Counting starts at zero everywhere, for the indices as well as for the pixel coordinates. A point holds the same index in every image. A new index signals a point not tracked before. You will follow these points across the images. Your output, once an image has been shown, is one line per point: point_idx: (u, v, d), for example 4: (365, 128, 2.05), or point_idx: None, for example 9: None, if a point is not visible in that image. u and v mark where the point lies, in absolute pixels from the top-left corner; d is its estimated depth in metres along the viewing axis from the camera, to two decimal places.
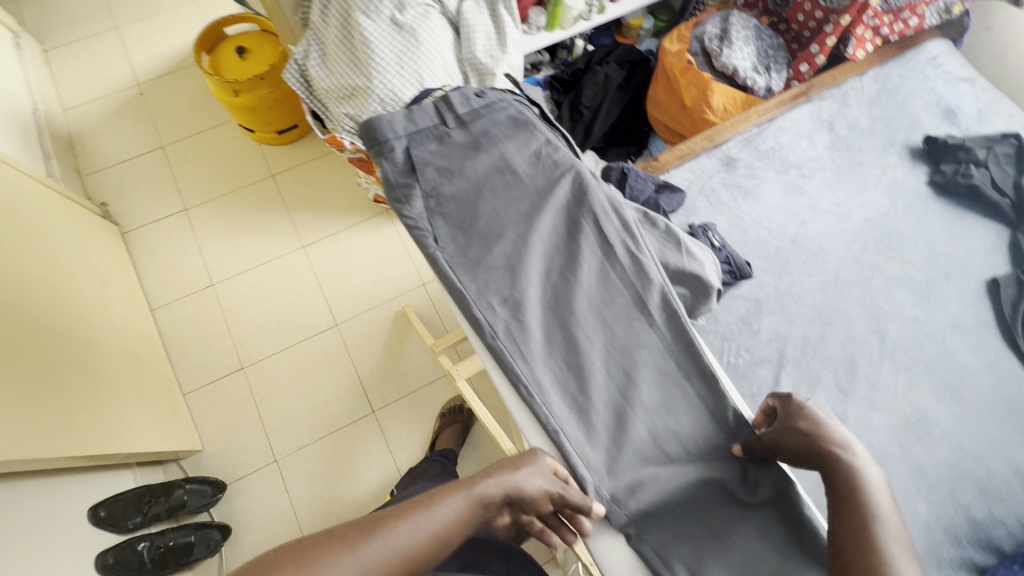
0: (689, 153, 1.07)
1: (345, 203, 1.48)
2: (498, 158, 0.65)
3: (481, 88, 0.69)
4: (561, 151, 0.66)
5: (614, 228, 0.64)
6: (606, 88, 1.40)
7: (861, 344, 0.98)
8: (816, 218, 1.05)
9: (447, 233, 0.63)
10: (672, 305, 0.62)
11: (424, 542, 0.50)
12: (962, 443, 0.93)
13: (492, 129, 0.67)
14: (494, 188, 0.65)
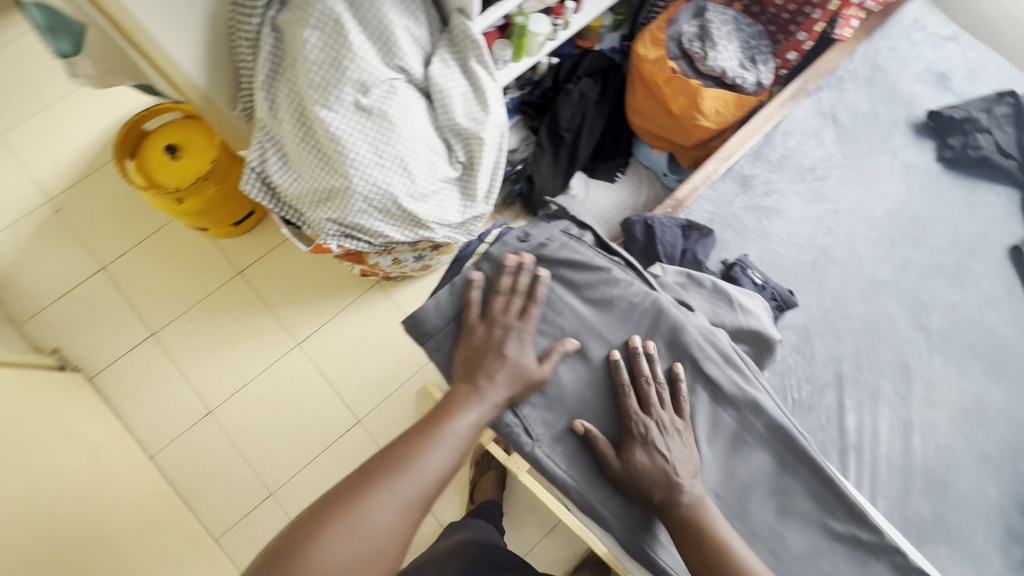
0: (703, 183, 1.02)
1: (330, 285, 1.35)
2: (572, 316, 0.67)
3: (525, 232, 0.70)
4: (635, 291, 0.68)
5: (712, 360, 0.67)
6: (583, 106, 1.29)
7: (909, 344, 0.98)
8: (840, 221, 1.02)
9: (538, 419, 0.64)
10: (786, 425, 0.66)
11: (447, 472, 0.55)
12: (1017, 417, 0.97)
13: (551, 286, 0.68)
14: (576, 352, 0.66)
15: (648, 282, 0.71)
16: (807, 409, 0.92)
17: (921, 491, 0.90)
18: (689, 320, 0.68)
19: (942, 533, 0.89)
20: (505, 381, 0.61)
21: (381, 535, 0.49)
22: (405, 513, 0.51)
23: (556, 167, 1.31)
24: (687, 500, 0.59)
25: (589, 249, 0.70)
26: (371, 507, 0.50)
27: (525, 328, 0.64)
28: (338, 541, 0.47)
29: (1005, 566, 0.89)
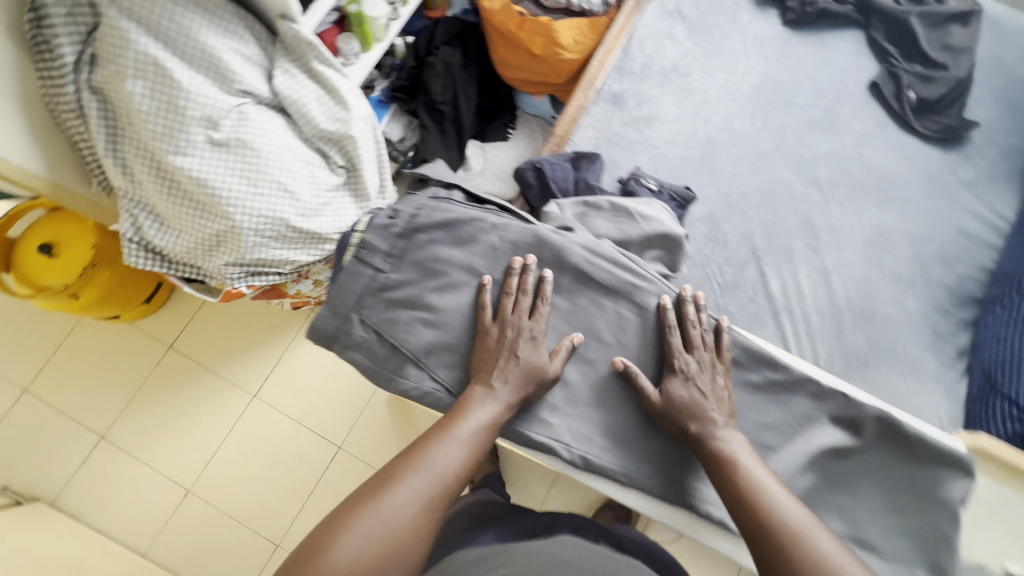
0: (579, 111, 1.03)
1: (267, 327, 1.32)
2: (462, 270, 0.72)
3: (393, 210, 0.74)
4: (513, 230, 0.74)
5: (602, 267, 0.74)
6: (450, 74, 1.28)
7: (807, 200, 1.04)
8: (714, 108, 1.06)
9: (454, 374, 0.70)
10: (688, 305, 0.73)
11: (460, 470, 0.61)
12: (914, 234, 1.06)
13: (434, 251, 0.73)
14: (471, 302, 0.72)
15: (524, 219, 0.77)
16: (734, 289, 0.97)
17: (852, 325, 0.98)
18: (570, 241, 0.74)
19: (878, 355, 0.97)
20: (513, 386, 0.66)
21: (394, 523, 0.55)
22: (415, 501, 0.57)
23: (446, 140, 1.31)
24: (720, 443, 0.64)
25: (459, 206, 0.75)
26: (392, 496, 0.57)
27: (534, 326, 0.69)
28: (355, 529, 0.54)
29: (938, 364, 0.99)
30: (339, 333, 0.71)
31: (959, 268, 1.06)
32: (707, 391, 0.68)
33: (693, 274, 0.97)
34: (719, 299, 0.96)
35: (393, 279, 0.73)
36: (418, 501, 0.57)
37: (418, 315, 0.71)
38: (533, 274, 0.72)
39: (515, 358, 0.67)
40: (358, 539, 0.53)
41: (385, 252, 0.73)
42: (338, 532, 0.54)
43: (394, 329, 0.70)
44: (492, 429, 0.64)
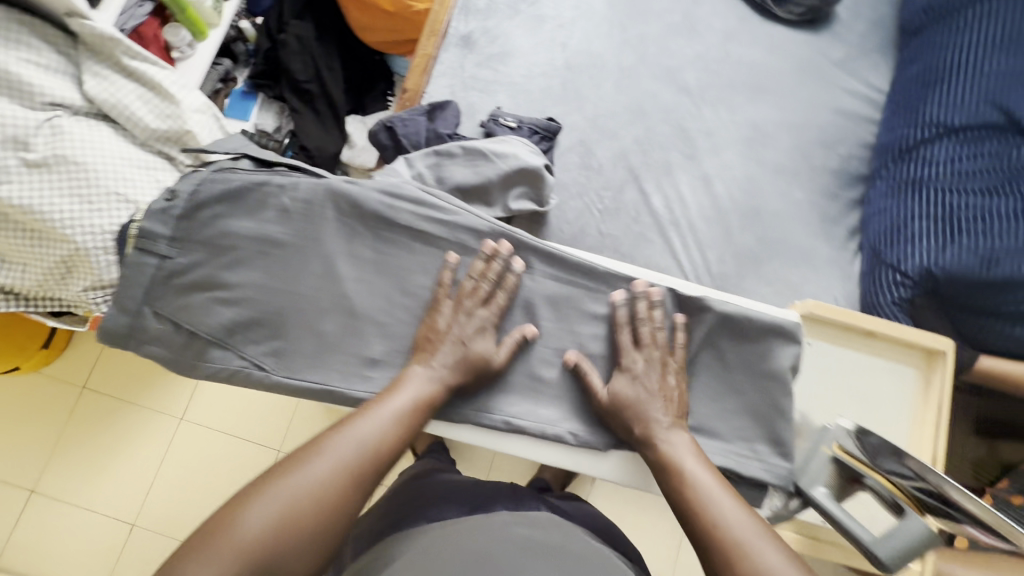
0: (428, 60, 0.99)
1: None
2: (252, 236, 0.60)
3: (167, 190, 0.59)
4: (301, 186, 0.61)
5: (407, 212, 0.63)
6: (307, 49, 1.21)
7: (678, 109, 1.02)
8: (569, 32, 1.02)
9: (265, 352, 0.59)
10: (503, 233, 0.64)
11: (383, 446, 0.53)
12: (793, 122, 1.03)
13: (224, 226, 0.60)
14: (272, 267, 0.60)
15: (318, 173, 0.63)
16: (615, 212, 0.95)
17: (740, 225, 0.97)
18: (367, 186, 0.62)
19: (769, 249, 0.97)
20: (454, 365, 0.59)
21: (306, 499, 0.47)
22: (336, 476, 0.50)
23: (322, 121, 1.24)
24: (662, 446, 0.58)
25: (244, 170, 0.61)
26: (296, 474, 0.49)
27: (489, 316, 0.62)
28: (261, 505, 0.46)
29: (829, 247, 0.98)
30: (133, 335, 0.59)
31: (843, 148, 1.03)
32: (652, 394, 0.60)
33: (571, 205, 0.94)
34: (601, 225, 0.94)
35: (180, 264, 0.59)
36: (339, 476, 0.50)
37: (213, 296, 0.59)
38: (499, 262, 0.63)
39: (462, 343, 0.60)
40: (262, 517, 0.46)
41: (166, 236, 0.58)
42: (240, 510, 0.46)
43: (186, 319, 0.58)
44: (429, 406, 0.57)
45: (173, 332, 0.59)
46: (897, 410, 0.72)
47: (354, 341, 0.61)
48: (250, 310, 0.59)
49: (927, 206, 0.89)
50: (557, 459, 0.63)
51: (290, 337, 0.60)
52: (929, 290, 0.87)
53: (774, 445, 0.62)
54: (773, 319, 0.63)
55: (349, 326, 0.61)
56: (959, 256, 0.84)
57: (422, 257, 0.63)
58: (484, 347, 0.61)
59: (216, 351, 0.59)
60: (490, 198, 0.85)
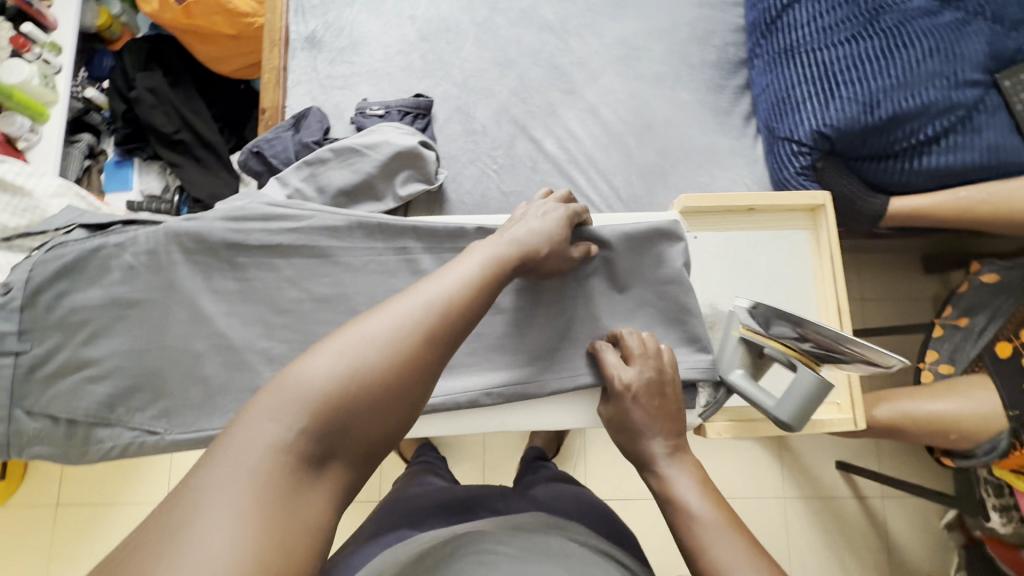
0: (279, 73, 0.94)
1: None
2: (105, 303, 0.58)
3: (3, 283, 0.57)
4: (140, 239, 0.58)
5: (258, 232, 0.59)
6: (163, 99, 1.15)
7: (546, 47, 0.99)
8: (414, 3, 0.99)
9: (160, 414, 0.57)
10: (368, 222, 0.61)
11: (460, 301, 0.44)
12: (661, 25, 1.01)
13: (72, 301, 0.57)
14: (138, 329, 0.58)
15: (156, 220, 0.60)
16: (512, 167, 0.94)
17: (638, 143, 0.96)
18: (210, 217, 0.59)
19: (672, 157, 0.96)
20: (527, 237, 0.53)
21: (375, 352, 0.39)
22: (408, 331, 0.40)
23: (205, 166, 1.18)
24: (661, 475, 0.52)
25: (76, 240, 0.58)
26: (355, 329, 0.40)
27: (557, 206, 0.58)
28: (326, 352, 0.39)
29: (728, 138, 0.97)
30: (12, 441, 0.57)
31: (715, 38, 1.02)
32: (651, 422, 0.55)
33: (465, 174, 0.93)
34: (501, 184, 0.93)
35: (37, 355, 0.57)
36: (411, 328, 0.41)
37: (83, 376, 0.57)
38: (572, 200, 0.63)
39: (532, 223, 0.55)
40: (323, 366, 0.38)
41: (14, 330, 0.57)
42: (300, 360, 0.39)
43: (67, 403, 0.56)
44: (506, 270, 0.49)
45: (56, 424, 0.57)
46: (794, 275, 0.70)
47: (244, 375, 0.58)
48: (127, 378, 0.57)
49: (803, 71, 0.88)
50: (481, 425, 0.65)
51: (174, 392, 0.57)
52: (826, 150, 0.87)
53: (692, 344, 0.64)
54: (647, 226, 0.65)
55: (233, 362, 0.58)
56: (843, 109, 0.84)
57: (293, 270, 0.60)
58: (545, 230, 0.55)
59: (106, 429, 0.56)
60: (378, 191, 0.82)
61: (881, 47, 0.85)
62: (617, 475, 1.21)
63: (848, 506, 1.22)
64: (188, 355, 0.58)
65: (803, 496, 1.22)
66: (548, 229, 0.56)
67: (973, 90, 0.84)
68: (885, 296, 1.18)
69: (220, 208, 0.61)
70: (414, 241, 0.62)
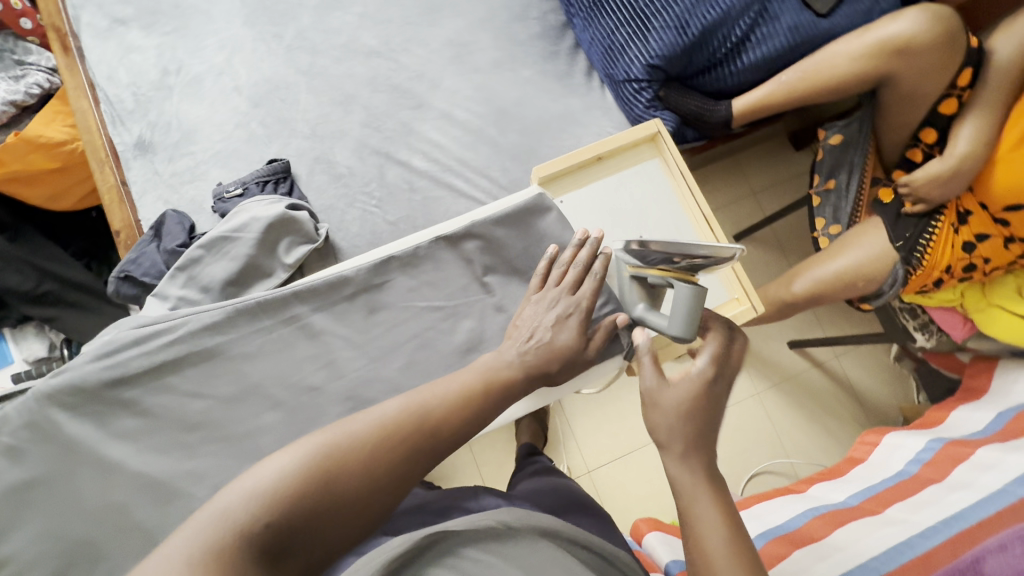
0: (120, 190, 0.90)
1: None
2: (1, 492, 0.53)
3: None
4: (13, 413, 0.55)
5: (138, 354, 0.57)
6: (9, 258, 1.04)
7: (379, 73, 0.99)
8: (233, 74, 0.96)
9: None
10: (247, 303, 0.60)
11: (460, 405, 0.50)
12: (477, 16, 1.04)
13: None
14: (50, 502, 0.53)
15: (21, 391, 0.57)
16: (391, 194, 0.94)
17: (498, 130, 0.98)
18: (80, 363, 0.56)
19: (534, 132, 0.99)
20: (538, 352, 0.57)
21: (351, 449, 0.43)
22: (400, 424, 0.46)
23: (85, 309, 1.10)
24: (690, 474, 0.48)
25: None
26: (358, 420, 0.46)
27: (575, 303, 0.61)
28: (314, 440, 0.43)
29: (579, 98, 1.02)
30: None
31: (531, 11, 1.06)
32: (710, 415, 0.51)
33: (347, 218, 0.92)
34: (387, 215, 0.92)
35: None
36: (392, 427, 0.46)
37: None
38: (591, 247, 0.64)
39: (548, 332, 0.59)
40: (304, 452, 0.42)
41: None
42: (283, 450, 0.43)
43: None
44: (505, 384, 0.54)
45: None
46: (661, 200, 0.74)
47: (179, 503, 0.55)
48: (52, 560, 0.52)
49: (617, 16, 0.95)
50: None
51: (112, 552, 0.53)
52: (663, 79, 0.93)
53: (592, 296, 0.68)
54: (513, 206, 0.67)
55: (162, 497, 0.55)
56: (661, 38, 0.90)
57: (189, 381, 0.58)
58: (563, 341, 0.59)
59: None
60: (265, 268, 0.80)
61: None
62: (607, 435, 1.25)
63: (811, 377, 1.32)
64: (111, 509, 0.53)
65: (773, 384, 1.30)
66: (568, 336, 0.59)
67: None
68: (769, 184, 1.28)
69: (91, 349, 0.58)
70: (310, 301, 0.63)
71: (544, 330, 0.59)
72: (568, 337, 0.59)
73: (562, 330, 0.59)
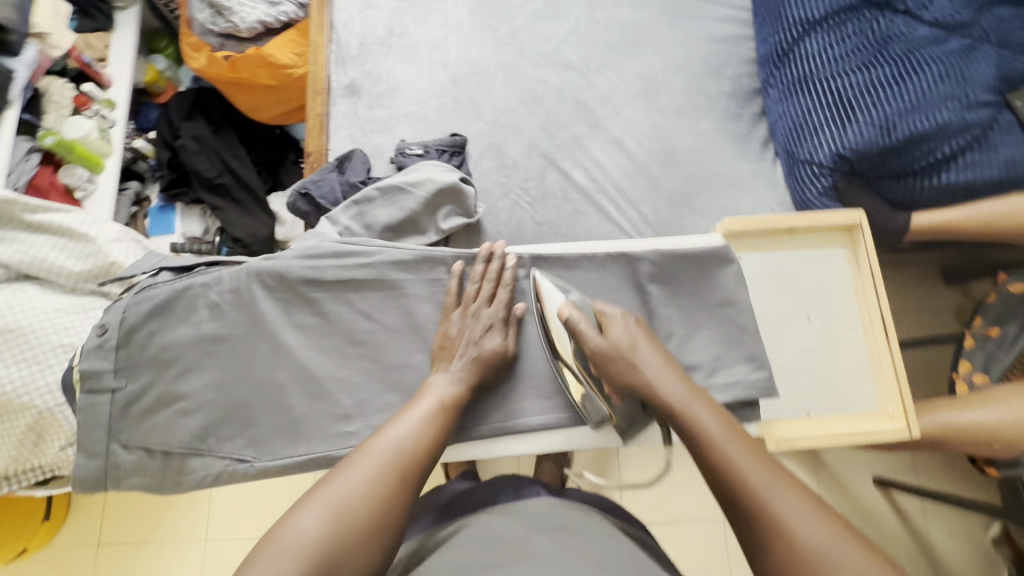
0: (322, 119, 1.01)
1: (183, 508, 1.24)
2: (197, 340, 0.62)
3: (97, 324, 0.61)
4: (223, 277, 0.63)
5: (333, 267, 0.65)
6: (207, 146, 1.22)
7: (569, 85, 1.05)
8: (445, 51, 1.05)
9: (246, 444, 0.61)
10: (425, 254, 0.66)
11: (423, 440, 0.55)
12: (676, 61, 1.07)
13: (163, 339, 0.62)
14: (227, 361, 0.63)
15: (236, 261, 0.65)
16: (544, 198, 0.98)
17: (662, 171, 1.00)
18: (287, 256, 0.65)
19: (696, 182, 1.00)
20: (472, 366, 0.61)
21: (349, 509, 0.48)
22: (383, 472, 0.51)
23: (245, 207, 1.24)
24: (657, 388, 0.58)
25: (166, 282, 0.63)
26: (336, 478, 0.51)
27: (496, 316, 0.64)
28: (308, 510, 0.48)
29: (749, 163, 1.02)
30: (110, 474, 0.61)
31: (729, 70, 1.08)
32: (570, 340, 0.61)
33: (500, 206, 0.97)
34: (535, 215, 0.97)
35: (133, 390, 0.62)
36: (379, 478, 0.51)
37: (175, 409, 0.61)
38: (498, 262, 0.67)
39: (476, 344, 0.63)
40: (307, 521, 0.47)
41: (110, 369, 0.61)
42: (287, 521, 0.48)
43: (162, 435, 0.61)
44: (453, 407, 0.59)
45: (147, 458, 0.61)
46: (840, 290, 0.74)
47: (325, 403, 0.63)
48: (214, 411, 0.61)
49: (819, 98, 0.93)
50: (543, 446, 0.67)
51: (260, 421, 0.62)
52: (846, 171, 0.91)
53: (749, 360, 0.67)
54: (701, 253, 0.69)
55: (315, 393, 0.63)
56: (860, 133, 0.88)
57: (366, 303, 0.65)
58: (493, 345, 0.63)
59: (197, 461, 0.60)
60: (421, 226, 0.87)
61: (894, 74, 0.89)
62: (656, 498, 1.20)
63: (888, 522, 1.21)
64: (273, 385, 0.62)
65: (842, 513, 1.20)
66: (493, 344, 0.63)
67: (987, 110, 0.87)
68: (921, 312, 1.16)
69: (294, 248, 0.66)
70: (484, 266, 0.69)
71: (467, 341, 0.62)
72: (486, 347, 0.62)
73: (489, 339, 0.63)
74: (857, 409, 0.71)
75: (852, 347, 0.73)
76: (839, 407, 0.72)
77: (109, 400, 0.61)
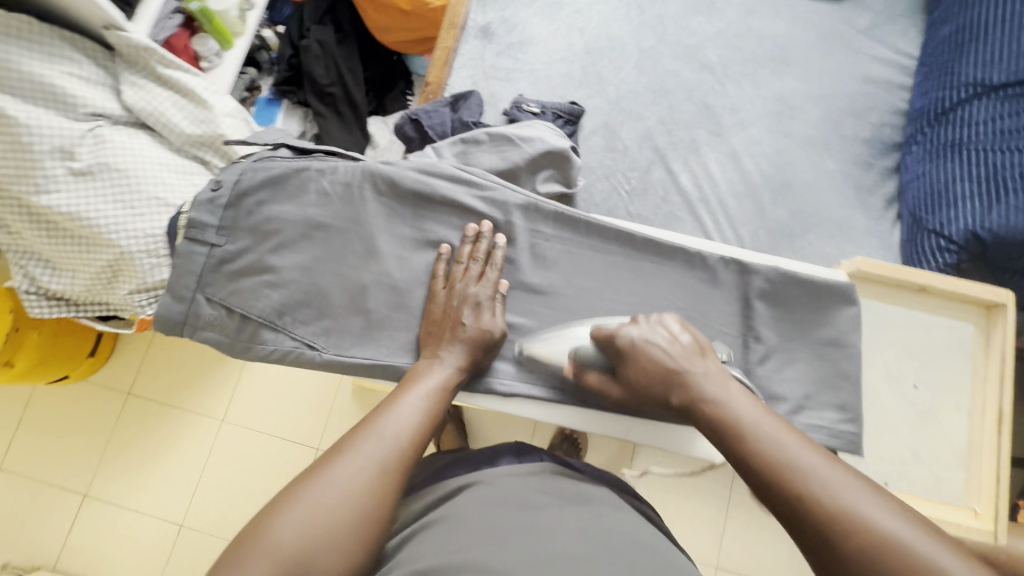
0: (450, 53, 1.00)
1: (214, 378, 1.30)
2: (301, 221, 0.65)
3: (213, 178, 0.65)
4: (341, 170, 0.66)
5: (445, 184, 0.68)
6: (328, 53, 1.24)
7: (701, 86, 1.00)
8: (587, 18, 1.03)
9: (318, 333, 0.64)
10: (535, 203, 0.68)
11: (414, 431, 0.52)
12: (820, 92, 1.00)
13: (270, 211, 0.65)
14: (322, 250, 0.65)
15: (354, 157, 0.69)
16: (643, 193, 0.95)
17: (772, 199, 0.95)
18: (403, 167, 0.67)
19: (804, 220, 0.94)
20: (464, 350, 0.60)
21: (340, 505, 0.44)
22: (373, 466, 0.48)
23: (345, 123, 1.25)
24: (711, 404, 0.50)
25: (283, 158, 0.67)
26: (322, 474, 0.46)
27: (483, 291, 0.63)
28: (295, 512, 0.43)
29: (867, 217, 0.95)
30: (188, 321, 0.63)
31: (875, 117, 1.00)
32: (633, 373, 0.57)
33: (598, 186, 0.95)
34: (630, 206, 0.94)
35: (230, 251, 0.64)
36: (372, 475, 0.47)
37: (263, 280, 0.64)
38: (486, 242, 0.66)
39: (467, 325, 0.61)
40: (295, 522, 0.43)
41: (214, 225, 0.64)
42: (273, 519, 0.43)
43: (246, 301, 0.63)
44: (444, 397, 0.57)
45: (225, 317, 0.63)
46: (954, 359, 0.73)
47: (401, 316, 0.65)
48: (298, 292, 0.64)
49: (968, 167, 0.85)
50: (603, 425, 0.67)
51: (336, 314, 0.64)
52: (977, 252, 0.83)
53: (805, 401, 0.66)
54: (800, 285, 0.67)
55: (394, 305, 0.65)
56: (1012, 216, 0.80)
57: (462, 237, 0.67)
58: (485, 325, 0.62)
59: (269, 332, 0.63)
60: (520, 183, 0.84)
61: None
62: None
63: None
64: (356, 285, 0.65)
65: None
66: (480, 329, 0.61)
67: None
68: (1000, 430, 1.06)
69: (409, 160, 0.69)
70: (579, 230, 0.69)
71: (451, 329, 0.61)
72: (468, 337, 0.61)
73: (483, 320, 0.62)
74: (941, 495, 0.71)
75: (952, 430, 0.72)
76: (925, 489, 0.71)
77: (206, 253, 0.64)
